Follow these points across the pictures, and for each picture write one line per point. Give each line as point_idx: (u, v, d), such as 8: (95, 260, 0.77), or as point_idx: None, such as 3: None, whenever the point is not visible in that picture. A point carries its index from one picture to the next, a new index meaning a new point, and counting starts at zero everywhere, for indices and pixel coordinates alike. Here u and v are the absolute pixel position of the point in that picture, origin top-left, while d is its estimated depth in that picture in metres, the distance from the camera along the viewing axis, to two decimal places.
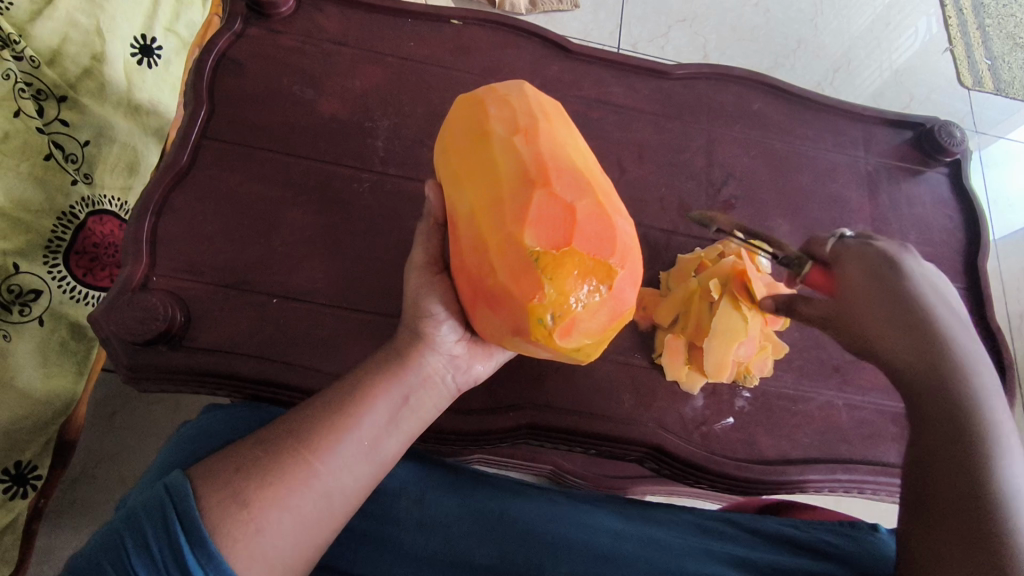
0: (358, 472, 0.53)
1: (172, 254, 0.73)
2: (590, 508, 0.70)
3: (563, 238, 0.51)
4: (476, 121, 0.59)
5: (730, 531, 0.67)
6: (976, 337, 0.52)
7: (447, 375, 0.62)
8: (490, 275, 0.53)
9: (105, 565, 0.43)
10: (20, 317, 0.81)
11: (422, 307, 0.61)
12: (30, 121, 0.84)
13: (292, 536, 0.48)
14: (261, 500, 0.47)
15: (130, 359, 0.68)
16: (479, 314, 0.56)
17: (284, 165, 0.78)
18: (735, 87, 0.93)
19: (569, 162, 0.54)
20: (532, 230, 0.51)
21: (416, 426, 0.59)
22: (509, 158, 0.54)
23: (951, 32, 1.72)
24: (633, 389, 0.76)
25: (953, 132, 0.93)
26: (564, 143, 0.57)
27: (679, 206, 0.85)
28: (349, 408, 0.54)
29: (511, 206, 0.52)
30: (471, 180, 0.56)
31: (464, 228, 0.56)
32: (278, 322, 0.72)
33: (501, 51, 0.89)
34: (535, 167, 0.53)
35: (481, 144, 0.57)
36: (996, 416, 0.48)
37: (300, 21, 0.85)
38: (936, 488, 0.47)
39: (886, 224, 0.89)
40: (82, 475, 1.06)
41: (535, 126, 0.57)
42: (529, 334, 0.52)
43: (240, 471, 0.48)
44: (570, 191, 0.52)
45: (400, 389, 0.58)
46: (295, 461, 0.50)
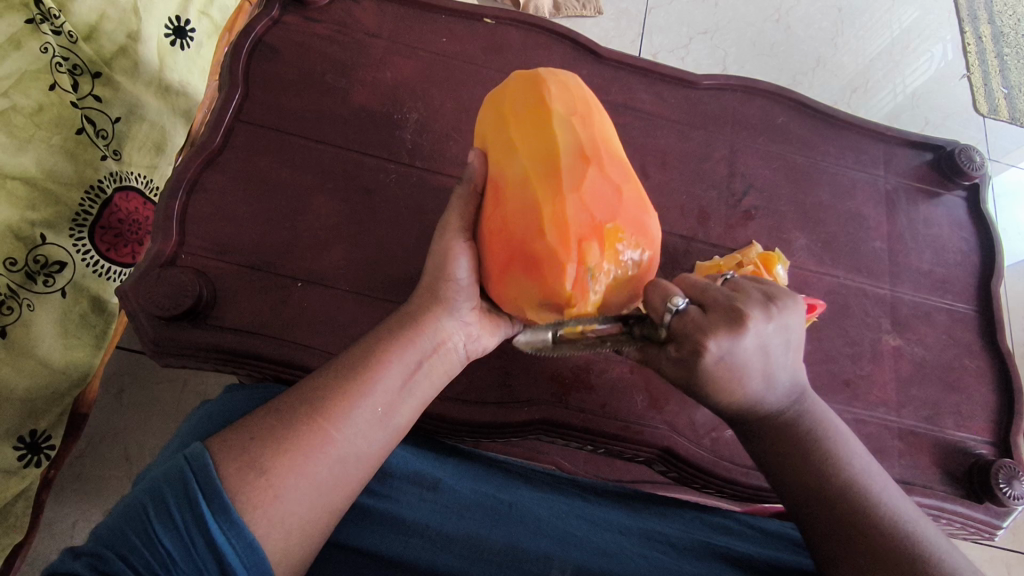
0: (373, 439, 0.55)
1: (200, 233, 0.73)
2: (599, 507, 0.71)
3: (610, 215, 0.56)
4: (532, 94, 0.62)
5: (737, 529, 0.68)
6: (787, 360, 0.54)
7: (459, 343, 0.64)
8: (535, 237, 0.56)
9: (129, 533, 0.44)
10: (44, 288, 0.82)
11: (444, 270, 0.62)
12: (65, 95, 0.85)
13: (308, 502, 0.49)
14: (278, 468, 0.49)
15: (156, 334, 0.68)
16: (509, 279, 0.59)
17: (314, 152, 0.79)
18: (760, 100, 0.94)
19: (615, 151, 0.62)
20: (586, 203, 0.56)
21: (426, 392, 0.60)
22: (568, 133, 0.59)
23: (969, 59, 1.73)
24: (646, 390, 0.77)
25: (973, 157, 0.94)
26: (608, 135, 0.63)
27: (699, 213, 0.86)
28: (363, 373, 0.56)
29: (569, 178, 0.57)
30: (527, 147, 0.59)
31: (511, 189, 0.58)
32: (302, 306, 0.73)
33: (532, 52, 0.90)
34: (589, 148, 0.59)
35: (539, 113, 0.61)
36: (806, 418, 0.55)
37: (336, 11, 0.87)
38: (817, 510, 0.51)
39: (902, 243, 0.90)
40: (88, 449, 1.06)
41: (589, 111, 0.62)
42: (564, 302, 0.56)
43: (256, 439, 0.50)
44: (617, 178, 0.59)
45: (413, 354, 0.59)
46: (311, 429, 0.51)
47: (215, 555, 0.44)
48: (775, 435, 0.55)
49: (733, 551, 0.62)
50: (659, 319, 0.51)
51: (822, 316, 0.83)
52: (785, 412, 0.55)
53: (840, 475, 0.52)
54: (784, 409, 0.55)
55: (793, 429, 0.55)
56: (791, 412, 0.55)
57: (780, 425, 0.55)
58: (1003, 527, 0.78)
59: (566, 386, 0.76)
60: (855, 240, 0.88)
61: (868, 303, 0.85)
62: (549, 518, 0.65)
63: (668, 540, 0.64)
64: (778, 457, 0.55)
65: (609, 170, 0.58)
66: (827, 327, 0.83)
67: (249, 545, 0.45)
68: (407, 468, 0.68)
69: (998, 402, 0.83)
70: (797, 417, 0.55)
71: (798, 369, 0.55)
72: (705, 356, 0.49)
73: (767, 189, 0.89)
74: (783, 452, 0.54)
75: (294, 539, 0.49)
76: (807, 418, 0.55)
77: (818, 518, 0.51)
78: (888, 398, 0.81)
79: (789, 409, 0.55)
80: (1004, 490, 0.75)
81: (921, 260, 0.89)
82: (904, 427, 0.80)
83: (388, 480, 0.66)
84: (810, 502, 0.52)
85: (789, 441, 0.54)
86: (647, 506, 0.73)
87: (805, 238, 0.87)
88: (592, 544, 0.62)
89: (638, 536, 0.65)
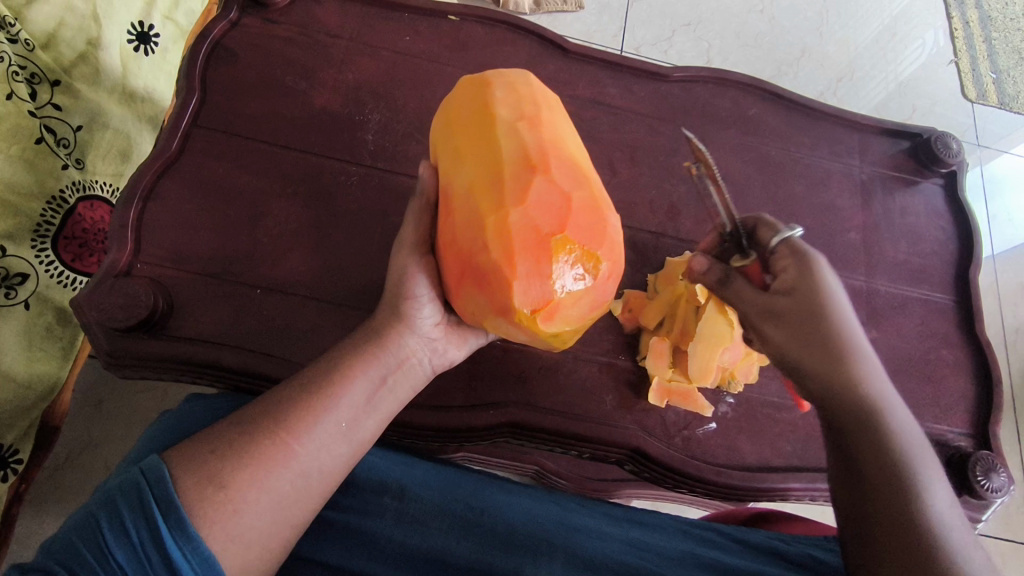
0: (337, 454, 0.53)
1: (158, 242, 0.72)
2: (573, 513, 0.68)
3: (557, 224, 0.53)
4: (480, 104, 0.61)
5: (715, 539, 0.66)
6: (875, 366, 0.52)
7: (425, 357, 0.63)
8: (481, 253, 0.54)
9: (80, 547, 0.43)
10: (6, 300, 0.81)
11: (402, 286, 0.61)
12: (23, 104, 0.83)
13: (268, 517, 0.48)
14: (237, 482, 0.47)
15: (111, 345, 0.67)
16: (465, 293, 0.57)
17: (274, 156, 0.78)
18: (732, 92, 0.93)
19: (569, 155, 0.58)
20: (530, 214, 0.53)
21: (393, 406, 0.59)
22: (513, 140, 0.57)
23: (957, 44, 1.71)
24: (616, 390, 0.76)
25: (949, 143, 0.92)
26: (563, 136, 0.60)
27: (669, 208, 0.84)
28: (327, 388, 0.54)
29: (512, 187, 0.54)
30: (472, 159, 0.58)
31: (459, 203, 0.57)
32: (263, 313, 0.71)
33: (498, 49, 0.89)
34: (535, 154, 0.56)
35: (486, 124, 0.59)
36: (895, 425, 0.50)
37: (298, 12, 0.85)
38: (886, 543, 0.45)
39: (878, 233, 0.88)
40: (65, 462, 1.05)
41: (539, 116, 0.60)
42: (513, 317, 0.54)
43: (216, 453, 0.48)
44: (567, 182, 0.55)
45: (379, 368, 0.58)
46: (274, 443, 0.50)
47: (168, 567, 0.43)
48: (870, 452, 0.48)
49: (712, 558, 0.62)
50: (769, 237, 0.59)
51: None
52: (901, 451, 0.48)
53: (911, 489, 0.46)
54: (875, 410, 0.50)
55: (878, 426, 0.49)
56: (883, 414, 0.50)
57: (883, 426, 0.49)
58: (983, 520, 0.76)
59: (534, 388, 0.75)
60: (830, 232, 0.87)
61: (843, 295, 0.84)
62: (523, 524, 0.64)
63: (644, 546, 0.64)
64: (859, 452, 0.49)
65: (557, 177, 0.55)
66: None
67: (205, 561, 0.44)
68: (373, 477, 0.67)
69: (976, 394, 0.82)
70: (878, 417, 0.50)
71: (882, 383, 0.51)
72: (787, 269, 0.55)
73: (739, 182, 0.87)
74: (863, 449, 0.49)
75: (253, 555, 0.47)
76: (901, 426, 0.50)
77: (887, 546, 0.45)
78: None
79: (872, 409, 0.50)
80: (981, 482, 0.74)
81: (897, 251, 0.88)
82: None
83: (352, 493, 0.65)
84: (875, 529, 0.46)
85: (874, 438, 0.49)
86: (625, 514, 0.72)
87: None
88: (560, 551, 0.62)
89: (609, 547, 0.63)
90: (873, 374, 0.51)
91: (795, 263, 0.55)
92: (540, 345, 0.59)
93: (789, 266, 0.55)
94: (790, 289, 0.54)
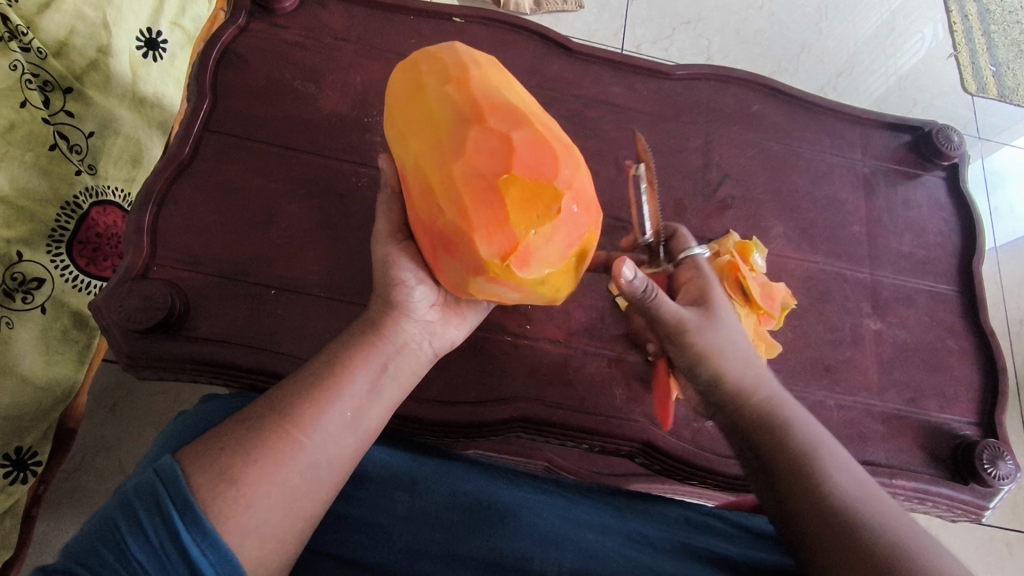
0: (344, 444, 0.54)
1: (173, 244, 0.73)
2: (579, 505, 0.70)
3: (503, 166, 0.52)
4: (410, 81, 0.61)
5: (719, 526, 0.68)
6: (761, 370, 0.60)
7: (424, 342, 0.64)
8: (441, 219, 0.54)
9: (100, 549, 0.43)
10: (23, 305, 0.82)
11: (389, 275, 0.62)
12: (36, 112, 0.85)
13: (282, 509, 0.49)
14: (248, 477, 0.48)
15: (130, 347, 0.69)
16: (442, 262, 0.57)
17: (285, 159, 0.79)
18: (734, 88, 0.94)
19: (504, 97, 0.56)
20: (475, 165, 0.52)
21: (397, 394, 0.60)
22: (443, 102, 0.56)
23: (956, 38, 1.72)
24: (625, 384, 0.77)
25: (951, 136, 0.93)
26: (497, 82, 0.58)
27: (675, 205, 0.85)
28: (328, 380, 0.56)
29: (451, 147, 0.54)
30: (411, 134, 0.58)
31: (411, 181, 0.57)
32: (277, 313, 0.73)
33: (502, 50, 0.90)
34: (469, 107, 0.55)
35: (418, 97, 0.59)
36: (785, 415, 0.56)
37: (304, 16, 0.87)
38: (801, 514, 0.49)
39: (882, 226, 0.89)
40: (80, 465, 1.07)
41: (466, 72, 0.58)
42: (487, 272, 0.54)
43: (225, 450, 0.49)
44: (505, 123, 0.54)
45: (377, 357, 0.59)
46: (281, 438, 0.51)
47: (189, 565, 0.44)
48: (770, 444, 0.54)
49: (713, 552, 0.61)
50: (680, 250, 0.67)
51: (801, 303, 0.83)
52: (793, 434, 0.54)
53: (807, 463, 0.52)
54: (767, 406, 0.57)
55: (772, 420, 0.56)
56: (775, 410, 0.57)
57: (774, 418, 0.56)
58: (991, 508, 0.77)
59: (543, 383, 0.76)
60: (834, 225, 0.88)
61: (848, 287, 0.85)
62: (533, 519, 0.64)
63: (649, 542, 0.63)
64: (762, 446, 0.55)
65: (493, 123, 0.54)
66: (807, 314, 0.82)
67: (222, 555, 0.45)
68: (387, 474, 0.68)
69: (982, 383, 0.83)
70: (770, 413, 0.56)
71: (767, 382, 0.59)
72: (696, 283, 0.64)
73: (743, 178, 0.88)
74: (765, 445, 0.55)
75: (269, 548, 0.48)
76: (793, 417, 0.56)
77: (805, 518, 0.49)
78: (868, 382, 0.80)
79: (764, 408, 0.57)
80: (988, 470, 0.75)
81: (901, 243, 0.89)
82: (886, 411, 0.80)
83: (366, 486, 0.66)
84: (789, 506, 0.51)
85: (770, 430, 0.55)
86: (632, 507, 0.72)
87: (782, 226, 0.87)
88: (571, 545, 0.60)
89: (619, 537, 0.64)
90: (761, 379, 0.59)
91: (696, 275, 0.64)
92: (535, 297, 0.58)
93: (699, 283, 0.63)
94: (693, 300, 0.62)
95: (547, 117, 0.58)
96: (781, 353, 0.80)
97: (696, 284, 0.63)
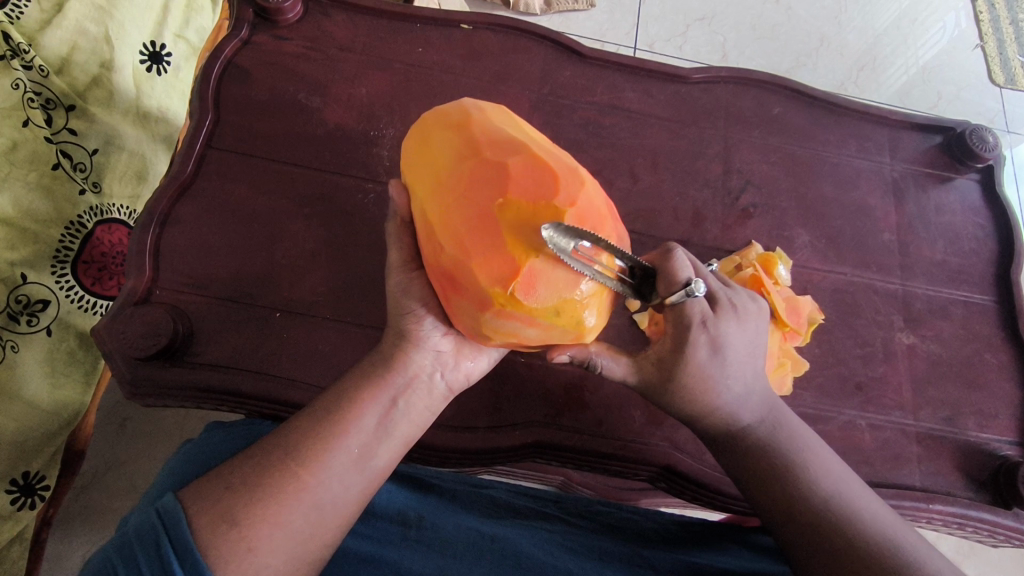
0: (351, 485, 0.51)
1: (176, 267, 0.72)
2: (586, 530, 0.66)
3: (497, 193, 0.48)
4: (412, 131, 0.58)
5: (725, 545, 0.64)
6: (752, 379, 0.58)
7: (436, 374, 0.59)
8: (448, 260, 0.51)
9: None
10: (28, 328, 0.81)
11: (400, 307, 0.59)
12: (39, 131, 0.84)
13: (285, 554, 0.46)
14: (251, 519, 0.46)
15: (133, 375, 0.67)
16: (455, 304, 0.53)
17: (289, 176, 0.77)
18: (754, 91, 0.90)
19: (504, 130, 0.53)
20: (470, 196, 0.49)
21: (409, 430, 0.57)
22: (442, 142, 0.53)
23: (983, 28, 1.65)
24: (644, 406, 0.73)
25: (985, 137, 0.88)
26: (497, 117, 0.54)
27: (694, 215, 0.82)
28: (335, 417, 0.53)
29: (450, 182, 0.51)
30: (415, 178, 0.55)
31: (418, 221, 0.55)
32: (282, 337, 0.70)
33: (512, 56, 0.87)
34: (466, 143, 0.52)
35: (420, 144, 0.56)
36: (770, 430, 0.57)
37: (308, 27, 0.84)
38: (789, 521, 0.52)
39: (913, 233, 0.85)
40: (92, 481, 1.06)
41: (465, 110, 0.55)
42: (495, 307, 0.49)
43: (230, 489, 0.47)
44: (501, 151, 0.50)
45: (386, 391, 0.56)
46: (284, 475, 0.49)
47: None
48: (754, 463, 0.56)
49: (710, 566, 0.59)
50: (671, 296, 0.53)
51: (829, 317, 0.79)
52: (776, 449, 0.55)
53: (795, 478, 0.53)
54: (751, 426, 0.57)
55: (760, 440, 0.56)
56: (761, 428, 0.57)
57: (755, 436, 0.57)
58: None
59: (558, 406, 0.73)
60: (862, 233, 0.84)
61: (878, 299, 0.81)
62: (531, 551, 0.61)
63: (648, 563, 0.60)
64: (748, 464, 0.56)
65: (489, 154, 0.50)
66: (835, 328, 0.78)
67: None
68: (392, 507, 0.66)
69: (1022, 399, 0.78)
70: (756, 429, 0.57)
71: (755, 390, 0.58)
72: (696, 344, 0.54)
73: (765, 185, 0.84)
74: (753, 462, 0.56)
75: None
76: (778, 429, 0.57)
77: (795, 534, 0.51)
78: (900, 400, 0.76)
79: (753, 428, 0.57)
80: None
81: (933, 251, 0.84)
82: (921, 431, 0.76)
83: (374, 521, 0.63)
84: (778, 514, 0.53)
85: (755, 449, 0.56)
86: (634, 524, 0.68)
87: (808, 235, 0.83)
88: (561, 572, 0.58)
89: (619, 562, 0.61)
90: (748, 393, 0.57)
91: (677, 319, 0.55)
92: (557, 335, 0.51)
93: (692, 343, 0.54)
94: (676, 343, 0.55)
95: (554, 146, 0.53)
96: (808, 370, 0.76)
97: (695, 346, 0.54)
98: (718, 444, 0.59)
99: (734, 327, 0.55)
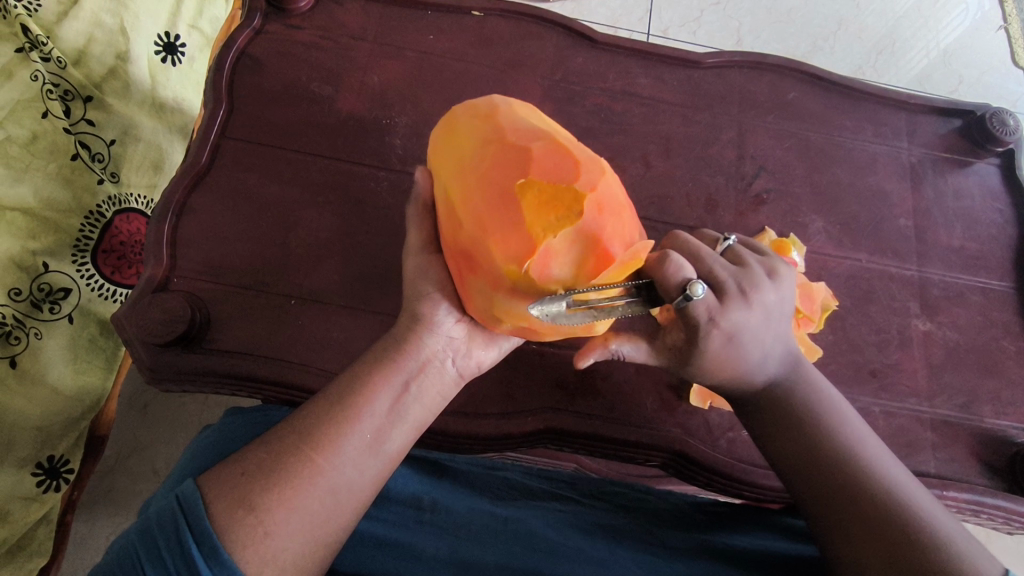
0: (365, 469, 0.52)
1: (193, 255, 0.73)
2: (597, 511, 0.67)
3: (518, 171, 0.49)
4: (441, 122, 0.60)
5: (737, 524, 0.65)
6: (780, 340, 0.56)
7: (448, 361, 0.60)
8: (466, 237, 0.51)
9: None
10: (50, 316, 0.83)
11: (416, 292, 0.60)
12: (58, 122, 0.85)
13: (302, 537, 0.47)
14: (268, 504, 0.47)
15: (153, 362, 0.68)
16: (469, 286, 0.53)
17: (304, 165, 0.77)
18: (769, 75, 0.89)
19: (530, 121, 0.53)
20: (492, 176, 0.50)
21: (421, 415, 0.57)
22: (469, 127, 0.54)
23: (1007, 8, 1.61)
24: (656, 393, 0.74)
25: (1006, 120, 0.87)
26: (524, 111, 0.55)
27: (707, 201, 0.81)
28: (350, 401, 0.54)
29: (474, 162, 0.52)
30: (440, 163, 0.56)
31: (441, 204, 0.56)
32: (297, 323, 0.71)
33: (524, 43, 0.87)
34: (491, 128, 0.53)
35: (448, 132, 0.57)
36: (794, 390, 0.56)
37: (319, 15, 0.84)
38: (808, 483, 0.53)
39: (930, 219, 0.84)
40: (115, 466, 1.08)
41: (494, 102, 0.56)
42: (509, 285, 0.50)
43: (246, 474, 0.48)
44: (526, 137, 0.51)
45: (398, 375, 0.56)
46: (299, 460, 0.49)
47: None
48: (777, 424, 0.56)
49: (725, 545, 0.60)
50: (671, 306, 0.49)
51: (843, 304, 0.78)
52: (799, 411, 0.56)
53: (818, 440, 0.54)
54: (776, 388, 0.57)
55: (784, 400, 0.56)
56: (786, 389, 0.57)
57: (777, 397, 0.57)
58: None
59: (570, 393, 0.73)
60: (878, 219, 0.83)
61: (893, 286, 0.80)
62: (545, 531, 0.62)
63: (662, 542, 0.61)
64: (771, 425, 0.57)
65: (514, 138, 0.51)
66: (849, 315, 0.78)
67: None
68: (406, 491, 0.67)
69: None
70: (780, 391, 0.57)
71: (781, 350, 0.56)
72: (710, 338, 0.52)
73: (780, 170, 0.84)
74: (776, 423, 0.56)
75: None
76: (802, 391, 0.56)
77: (815, 495, 0.52)
78: (915, 387, 0.76)
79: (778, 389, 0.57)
80: None
81: (951, 236, 0.83)
82: (935, 418, 0.75)
83: (389, 505, 0.64)
84: (798, 475, 0.54)
85: (777, 409, 0.57)
86: (647, 505, 0.68)
87: (823, 221, 0.82)
88: (574, 551, 0.59)
89: (633, 541, 0.61)
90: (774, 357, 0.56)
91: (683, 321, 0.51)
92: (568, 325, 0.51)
93: (708, 340, 0.51)
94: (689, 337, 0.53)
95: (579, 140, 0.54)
96: (821, 357, 0.75)
97: (708, 339, 0.52)
98: (743, 406, 0.59)
99: (745, 313, 0.51)
